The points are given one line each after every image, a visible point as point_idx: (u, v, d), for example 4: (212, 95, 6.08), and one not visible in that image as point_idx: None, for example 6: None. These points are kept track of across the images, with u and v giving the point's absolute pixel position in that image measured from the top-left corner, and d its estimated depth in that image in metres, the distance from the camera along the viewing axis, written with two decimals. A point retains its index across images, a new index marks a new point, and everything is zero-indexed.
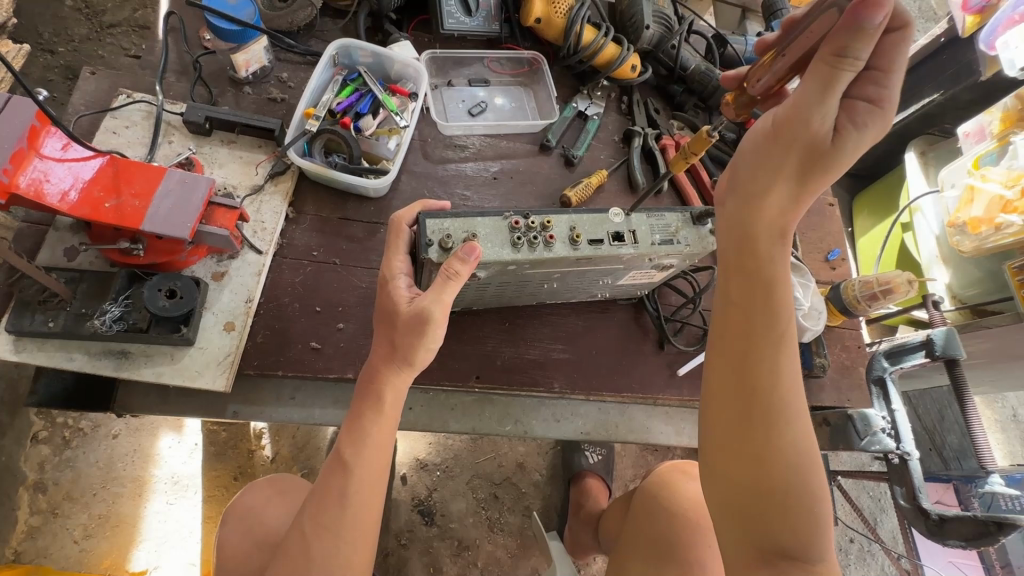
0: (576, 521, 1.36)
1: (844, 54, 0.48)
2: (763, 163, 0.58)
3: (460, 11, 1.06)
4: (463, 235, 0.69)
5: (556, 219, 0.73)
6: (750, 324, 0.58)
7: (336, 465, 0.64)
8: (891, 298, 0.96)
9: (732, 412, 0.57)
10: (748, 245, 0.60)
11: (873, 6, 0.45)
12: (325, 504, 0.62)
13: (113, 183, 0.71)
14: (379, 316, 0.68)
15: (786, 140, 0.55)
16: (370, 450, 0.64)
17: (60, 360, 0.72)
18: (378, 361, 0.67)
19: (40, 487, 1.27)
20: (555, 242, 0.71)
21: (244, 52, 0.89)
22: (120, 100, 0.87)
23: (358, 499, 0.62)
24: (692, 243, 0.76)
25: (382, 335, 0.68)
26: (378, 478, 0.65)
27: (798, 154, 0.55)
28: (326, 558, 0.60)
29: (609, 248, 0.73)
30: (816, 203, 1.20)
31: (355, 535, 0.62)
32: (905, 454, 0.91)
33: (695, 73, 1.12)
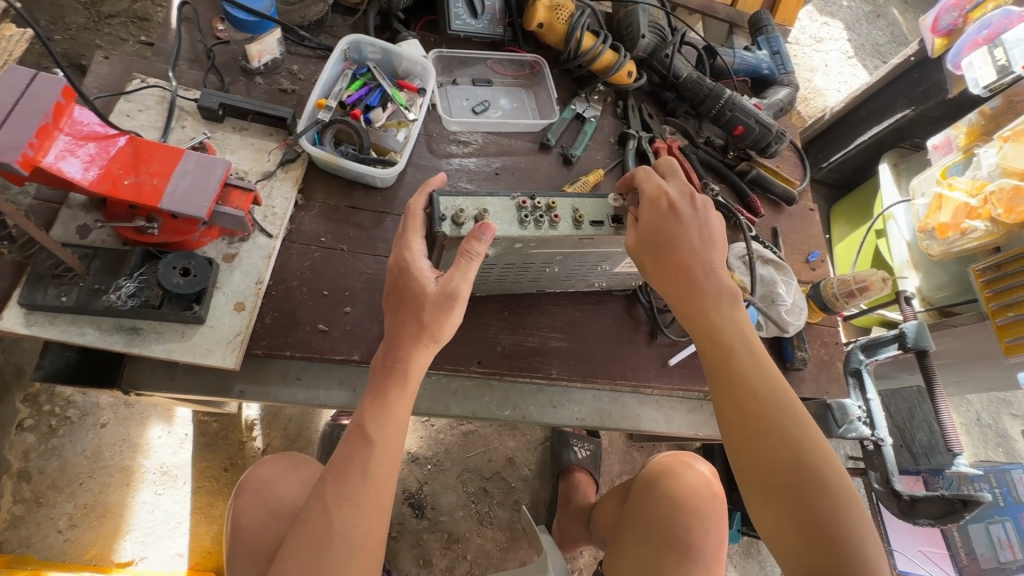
0: (565, 514, 1.40)
1: (662, 218, 0.74)
2: (674, 280, 0.74)
3: (466, 13, 1.10)
4: (474, 211, 0.73)
5: (560, 198, 0.77)
6: (731, 358, 0.70)
7: (357, 435, 0.66)
8: (867, 295, 1.04)
9: (741, 438, 0.67)
10: (701, 300, 0.73)
11: (653, 207, 0.75)
12: (346, 472, 0.64)
13: (132, 162, 0.73)
14: (392, 295, 0.71)
15: (677, 272, 0.73)
16: (393, 423, 0.67)
17: (72, 334, 0.73)
18: (391, 339, 0.69)
19: (24, 476, 1.25)
20: (560, 221, 0.75)
21: (258, 43, 0.91)
22: (134, 84, 0.88)
23: (380, 470, 0.65)
24: None
25: (403, 315, 0.69)
26: (394, 454, 0.67)
27: (683, 272, 0.73)
28: (348, 526, 0.63)
29: (609, 230, 0.78)
30: (798, 208, 1.27)
31: (373, 504, 0.64)
32: (878, 440, 0.99)
33: (686, 81, 1.18)
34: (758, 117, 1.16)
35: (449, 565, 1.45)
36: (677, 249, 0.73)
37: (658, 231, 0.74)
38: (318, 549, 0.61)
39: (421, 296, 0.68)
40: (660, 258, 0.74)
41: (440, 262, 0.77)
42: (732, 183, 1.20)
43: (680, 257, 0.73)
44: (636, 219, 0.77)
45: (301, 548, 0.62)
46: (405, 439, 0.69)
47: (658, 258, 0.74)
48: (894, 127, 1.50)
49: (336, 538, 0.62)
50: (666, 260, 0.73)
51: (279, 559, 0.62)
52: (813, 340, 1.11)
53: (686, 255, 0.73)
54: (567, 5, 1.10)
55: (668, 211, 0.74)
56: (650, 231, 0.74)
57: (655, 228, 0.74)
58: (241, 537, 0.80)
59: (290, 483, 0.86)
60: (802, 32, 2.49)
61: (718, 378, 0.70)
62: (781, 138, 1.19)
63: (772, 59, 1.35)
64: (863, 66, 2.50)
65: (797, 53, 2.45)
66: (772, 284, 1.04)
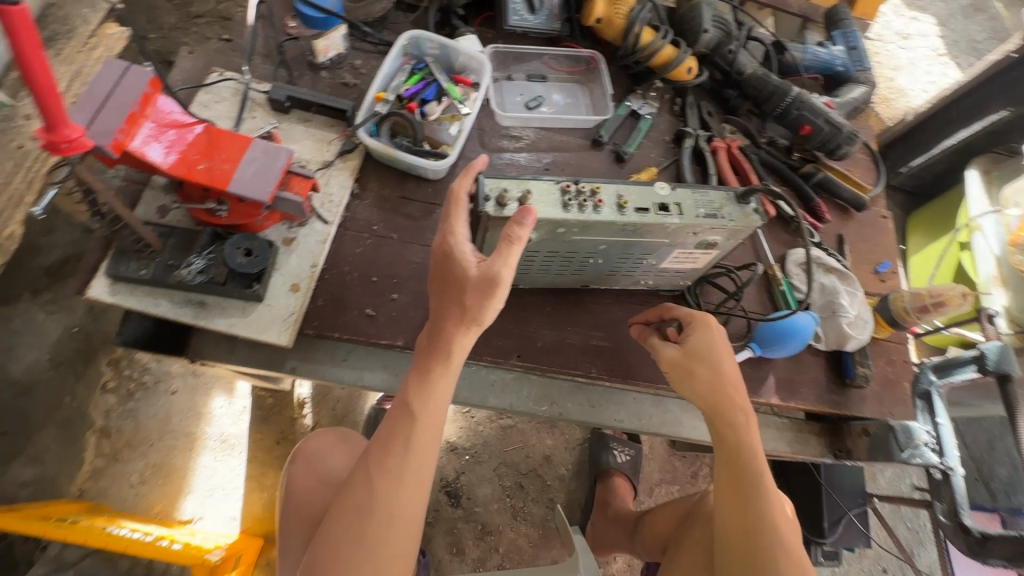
0: (603, 518, 1.40)
1: (698, 338, 0.79)
2: (700, 385, 0.78)
3: (524, 9, 1.10)
4: (518, 193, 0.72)
5: (604, 184, 0.74)
6: (730, 415, 0.77)
7: (401, 410, 0.69)
8: (943, 311, 0.95)
9: (728, 487, 0.75)
10: (725, 408, 0.77)
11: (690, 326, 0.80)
12: (389, 444, 0.67)
13: (207, 149, 0.78)
14: (437, 278, 0.72)
15: (704, 379, 0.78)
16: (435, 401, 0.69)
17: (148, 304, 0.79)
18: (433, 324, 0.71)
19: (105, 433, 1.38)
20: (603, 206, 0.72)
21: (325, 38, 0.97)
22: (213, 78, 0.95)
23: (420, 444, 0.68)
24: (737, 219, 0.76)
25: (448, 299, 0.70)
26: (437, 428, 0.69)
27: (711, 381, 0.77)
28: (389, 498, 0.65)
29: (655, 216, 0.73)
30: (868, 214, 1.19)
31: (414, 477, 0.66)
32: (948, 469, 0.93)
33: (750, 78, 1.13)
34: (828, 116, 1.10)
35: (481, 557, 1.47)
36: (714, 359, 0.77)
37: (694, 346, 0.79)
38: (360, 515, 0.64)
39: (462, 280, 0.69)
40: (690, 367, 0.78)
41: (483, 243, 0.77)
42: (795, 186, 1.15)
43: (710, 368, 0.77)
44: (682, 338, 0.81)
45: (346, 513, 0.65)
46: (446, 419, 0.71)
47: (695, 366, 0.78)
48: (988, 130, 1.35)
49: (377, 506, 0.64)
50: (702, 366, 0.78)
51: (326, 524, 0.66)
52: (877, 356, 1.03)
53: (715, 370, 0.77)
54: None
55: (704, 330, 0.79)
56: (687, 345, 0.79)
57: (692, 344, 0.79)
58: (293, 504, 0.85)
59: (340, 456, 0.90)
60: (886, 28, 2.34)
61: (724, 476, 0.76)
62: (853, 141, 1.11)
63: (848, 55, 1.26)
64: (956, 64, 2.31)
65: (879, 50, 2.29)
66: (835, 294, 1.01)
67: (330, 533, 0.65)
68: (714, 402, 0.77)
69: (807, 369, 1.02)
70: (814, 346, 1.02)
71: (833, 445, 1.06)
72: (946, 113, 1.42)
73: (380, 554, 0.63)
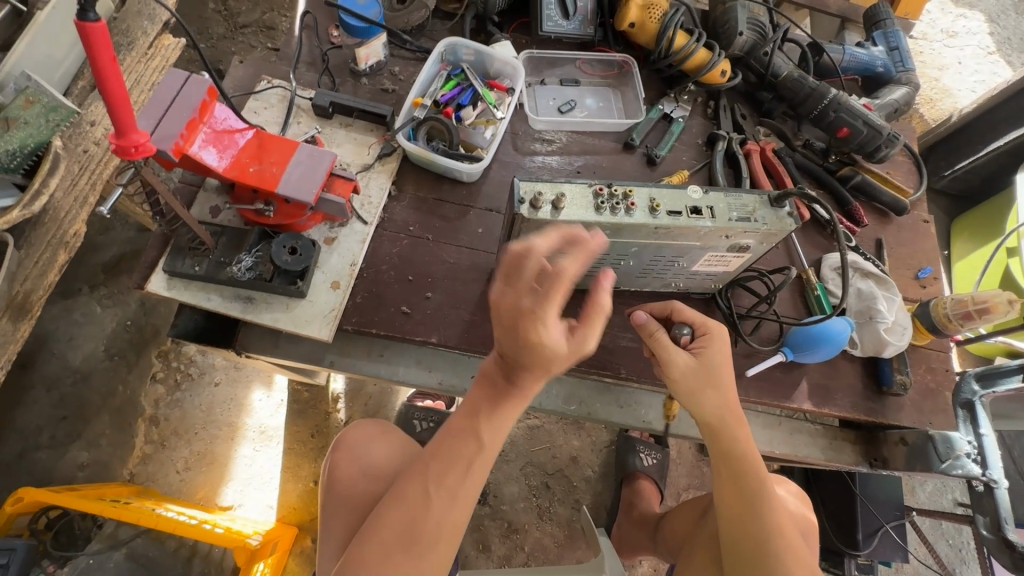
0: (628, 520, 1.41)
1: (706, 353, 0.82)
2: (711, 402, 0.81)
3: (558, 15, 1.12)
4: (552, 196, 0.72)
5: (637, 186, 0.75)
6: (733, 430, 0.82)
7: (467, 421, 0.70)
8: (987, 319, 0.92)
9: (733, 494, 0.82)
10: (732, 425, 0.82)
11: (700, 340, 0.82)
12: (453, 462, 0.69)
13: (257, 153, 0.83)
14: (506, 333, 0.58)
15: (716, 396, 0.81)
16: (501, 425, 0.70)
17: (201, 299, 0.85)
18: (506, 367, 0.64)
19: (154, 421, 1.46)
20: (635, 209, 0.73)
21: (366, 47, 1.00)
22: (262, 85, 1.01)
23: (481, 464, 0.70)
24: (769, 222, 0.76)
25: (529, 364, 0.60)
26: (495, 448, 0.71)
27: (721, 399, 0.81)
28: (440, 515, 0.68)
29: (687, 219, 0.74)
30: (909, 218, 1.16)
31: (466, 495, 0.69)
32: (991, 481, 0.88)
33: (786, 81, 1.12)
34: (867, 118, 1.08)
35: (507, 554, 1.48)
36: (721, 377, 0.81)
37: (707, 362, 0.81)
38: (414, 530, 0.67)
39: (553, 356, 0.59)
40: (703, 384, 0.81)
41: (517, 243, 0.77)
42: (831, 190, 1.13)
43: (720, 387, 0.81)
44: (693, 350, 0.82)
45: (402, 524, 0.67)
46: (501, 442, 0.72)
47: (705, 383, 0.81)
48: None
49: (432, 524, 0.67)
50: (712, 383, 0.81)
51: (377, 521, 0.69)
52: (917, 364, 1.01)
53: (724, 390, 0.81)
54: (660, 3, 1.09)
55: (709, 345, 0.82)
56: (703, 361, 0.81)
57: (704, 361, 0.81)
58: (337, 493, 0.88)
59: (380, 448, 0.93)
60: (930, 27, 2.27)
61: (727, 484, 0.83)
62: (893, 142, 1.09)
63: (888, 56, 1.23)
64: (1005, 63, 2.23)
65: (922, 50, 2.23)
66: (872, 300, 0.99)
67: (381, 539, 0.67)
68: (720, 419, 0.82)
69: (842, 375, 1.00)
70: (848, 351, 1.00)
71: (868, 454, 1.03)
72: (994, 114, 1.38)
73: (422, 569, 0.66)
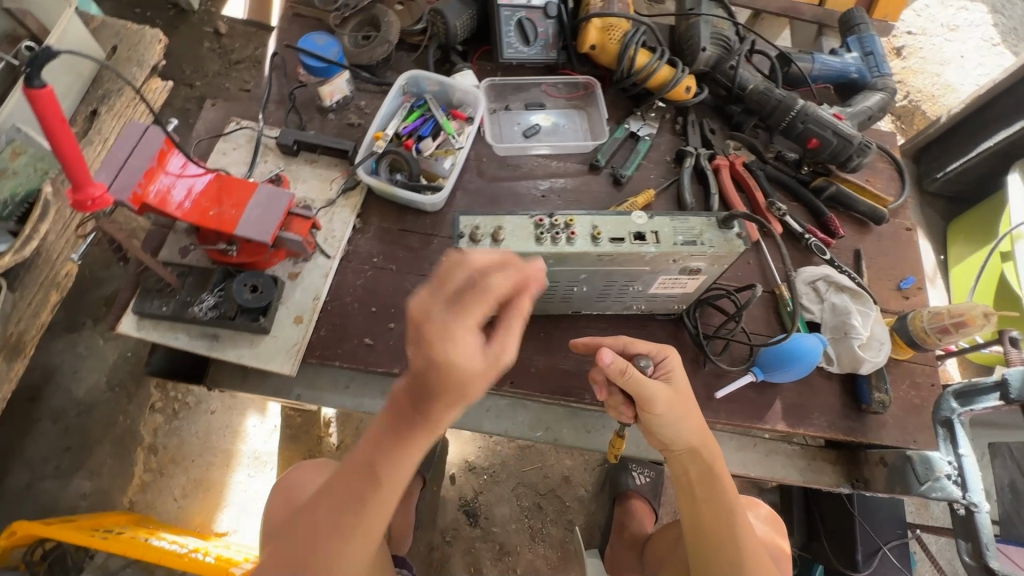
0: (619, 541, 1.39)
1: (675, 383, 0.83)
2: (687, 428, 0.83)
3: (518, 41, 1.12)
4: (492, 228, 0.73)
5: (579, 215, 0.75)
6: (706, 455, 0.85)
7: (376, 451, 0.63)
8: (965, 333, 0.89)
9: (709, 514, 0.84)
10: (706, 449, 0.85)
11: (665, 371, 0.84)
12: (346, 499, 0.64)
13: (217, 195, 0.86)
14: (416, 343, 0.50)
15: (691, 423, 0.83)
16: (403, 468, 0.62)
17: (169, 338, 0.87)
18: (414, 397, 0.56)
19: (152, 450, 1.51)
20: (577, 238, 0.73)
21: (329, 84, 1.03)
22: (231, 127, 1.04)
23: (376, 504, 0.64)
24: (717, 245, 0.75)
25: (432, 379, 0.50)
26: (397, 490, 0.64)
27: (693, 426, 0.84)
28: (327, 554, 0.64)
29: (630, 246, 0.74)
30: (890, 227, 1.13)
31: (357, 540, 0.64)
32: (971, 505, 0.87)
33: (753, 93, 1.11)
34: (836, 128, 1.06)
35: None
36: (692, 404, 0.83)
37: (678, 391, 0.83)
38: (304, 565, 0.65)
39: (467, 374, 0.50)
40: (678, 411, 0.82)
41: (463, 274, 0.78)
42: (805, 201, 1.11)
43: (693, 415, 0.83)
44: (662, 379, 0.83)
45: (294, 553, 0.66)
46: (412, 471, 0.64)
47: (684, 407, 0.82)
48: None
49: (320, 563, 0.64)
50: (690, 409, 0.82)
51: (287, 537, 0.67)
52: (899, 380, 0.98)
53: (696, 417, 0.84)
54: (620, 24, 1.09)
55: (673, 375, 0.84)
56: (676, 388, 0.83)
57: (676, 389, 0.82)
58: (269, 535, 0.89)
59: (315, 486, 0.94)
60: (930, 21, 2.21)
61: (704, 507, 0.85)
62: (865, 151, 1.07)
63: (863, 61, 1.21)
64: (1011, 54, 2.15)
65: (920, 46, 2.18)
66: (846, 315, 0.96)
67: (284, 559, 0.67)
68: (697, 443, 0.84)
69: (819, 393, 0.97)
70: (824, 368, 0.97)
71: (850, 474, 1.01)
72: (984, 114, 1.33)
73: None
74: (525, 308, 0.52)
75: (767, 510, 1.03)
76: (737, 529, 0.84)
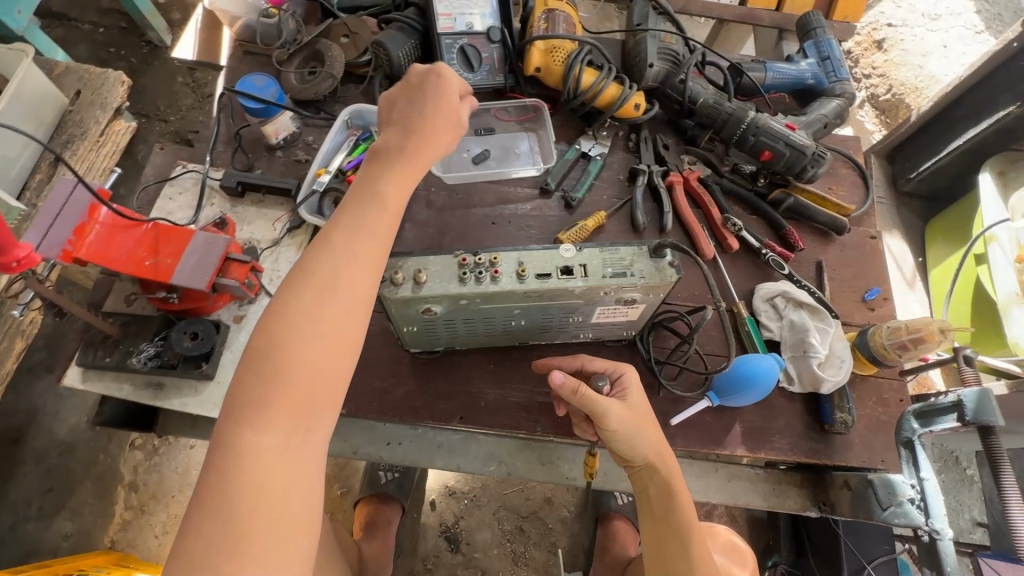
0: (600, 565, 1.36)
1: (629, 395, 0.79)
2: (642, 440, 0.76)
3: (462, 67, 1.10)
4: (415, 270, 0.72)
5: (505, 252, 0.74)
6: (664, 475, 0.77)
7: (343, 224, 0.60)
8: (924, 349, 0.86)
9: (665, 539, 0.74)
10: (666, 467, 0.77)
11: (620, 387, 0.80)
12: (274, 329, 0.55)
13: (153, 244, 0.85)
14: (413, 86, 0.72)
15: (646, 435, 0.77)
16: (370, 225, 0.61)
17: (113, 389, 0.88)
18: (376, 158, 0.66)
19: (133, 487, 1.51)
20: (501, 276, 0.72)
21: (272, 123, 1.03)
22: (177, 171, 1.05)
23: (344, 283, 0.57)
24: (648, 275, 0.73)
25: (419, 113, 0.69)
26: (362, 287, 0.59)
27: (653, 440, 0.77)
28: (292, 350, 0.54)
29: (557, 281, 0.72)
30: (854, 236, 1.10)
31: (329, 326, 0.56)
32: (932, 531, 0.78)
33: (703, 107, 1.09)
34: (788, 138, 1.03)
35: None
36: (649, 418, 0.77)
37: (631, 402, 0.77)
38: (265, 371, 0.53)
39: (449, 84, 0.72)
40: (631, 421, 0.76)
41: (392, 315, 0.76)
42: (763, 214, 1.08)
43: (649, 430, 0.77)
44: (617, 394, 0.79)
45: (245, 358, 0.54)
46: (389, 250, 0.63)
47: (641, 420, 0.77)
48: (999, 127, 1.19)
49: (289, 369, 0.54)
50: (644, 422, 0.76)
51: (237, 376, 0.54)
52: (865, 398, 0.94)
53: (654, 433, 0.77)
54: (564, 45, 1.08)
55: (630, 391, 0.79)
56: (631, 400, 0.78)
57: (631, 402, 0.78)
58: None
59: None
60: (910, 11, 2.15)
61: (660, 534, 0.75)
62: (821, 160, 1.04)
63: (820, 67, 1.18)
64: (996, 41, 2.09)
65: (901, 38, 2.12)
66: (804, 333, 0.93)
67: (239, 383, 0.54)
68: (655, 459, 0.77)
69: (780, 415, 0.94)
70: (785, 388, 0.94)
71: (817, 497, 1.00)
72: (954, 111, 1.29)
73: (295, 454, 0.54)
74: (443, 99, 0.71)
75: (725, 537, 1.03)
76: (694, 555, 0.73)
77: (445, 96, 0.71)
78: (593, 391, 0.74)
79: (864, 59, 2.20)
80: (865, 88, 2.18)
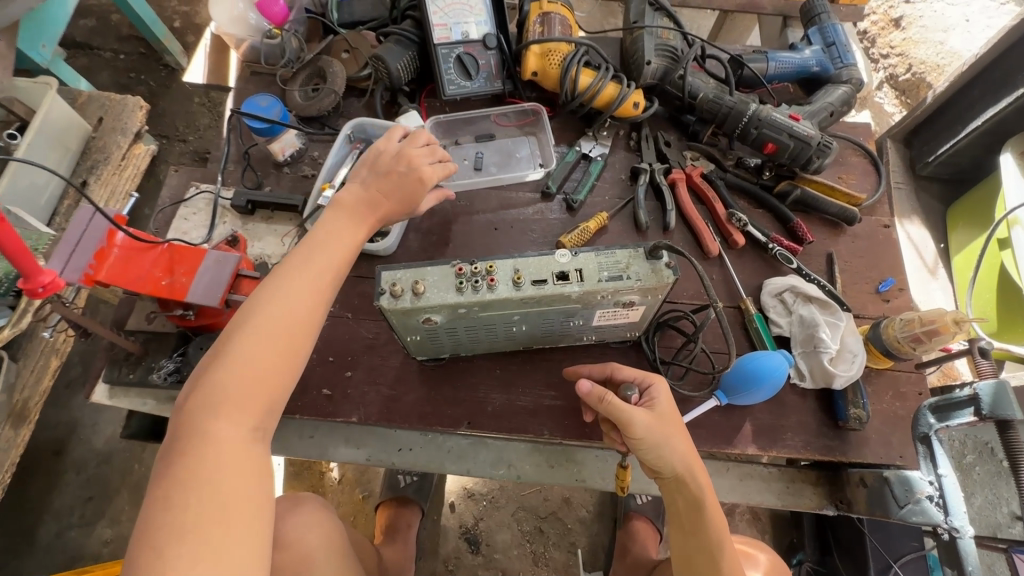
0: (621, 566, 1.32)
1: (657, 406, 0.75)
2: (670, 455, 0.72)
3: (461, 76, 1.12)
4: (413, 282, 0.73)
5: (500, 259, 0.74)
6: (694, 491, 0.73)
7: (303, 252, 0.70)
8: (939, 341, 0.83)
9: (692, 552, 0.73)
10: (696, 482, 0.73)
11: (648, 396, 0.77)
12: (234, 334, 0.61)
13: (168, 264, 0.88)
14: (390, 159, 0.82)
15: (674, 450, 0.72)
16: (322, 259, 0.69)
17: (137, 403, 0.95)
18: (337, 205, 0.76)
19: None
20: (498, 284, 0.72)
21: (278, 141, 1.07)
22: (191, 192, 1.10)
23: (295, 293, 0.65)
24: (644, 277, 0.73)
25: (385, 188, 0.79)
26: (311, 304, 0.66)
27: (683, 456, 0.72)
28: (248, 353, 0.61)
29: (552, 287, 0.72)
30: (866, 226, 1.07)
31: (278, 324, 0.63)
32: (953, 530, 0.75)
33: (703, 102, 1.07)
34: (792, 130, 1.01)
35: None
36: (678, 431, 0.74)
37: (659, 415, 0.74)
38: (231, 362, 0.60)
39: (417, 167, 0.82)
40: (658, 436, 0.72)
41: (393, 324, 0.78)
42: (769, 208, 1.06)
43: (679, 442, 0.73)
44: (645, 403, 0.76)
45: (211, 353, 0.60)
46: (338, 280, 0.71)
47: (669, 429, 0.73)
48: (1019, 105, 1.14)
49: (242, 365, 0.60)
50: (674, 431, 0.72)
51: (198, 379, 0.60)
52: (881, 392, 0.93)
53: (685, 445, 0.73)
54: (559, 47, 1.08)
55: (659, 402, 0.75)
56: (660, 410, 0.74)
57: (658, 412, 0.74)
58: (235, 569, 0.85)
59: (291, 519, 0.90)
60: None
61: (688, 545, 0.74)
62: (826, 150, 1.02)
63: (824, 53, 1.15)
64: None
65: (920, 14, 2.02)
66: (814, 329, 0.91)
67: (200, 384, 0.59)
68: (684, 471, 0.72)
69: (792, 412, 0.92)
70: (797, 384, 0.92)
71: (833, 496, 0.99)
72: (971, 91, 1.24)
73: (243, 436, 0.58)
74: (409, 177, 0.81)
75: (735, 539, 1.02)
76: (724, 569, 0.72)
77: (411, 171, 0.81)
78: (620, 405, 0.71)
79: (881, 39, 2.12)
80: (883, 70, 2.10)
